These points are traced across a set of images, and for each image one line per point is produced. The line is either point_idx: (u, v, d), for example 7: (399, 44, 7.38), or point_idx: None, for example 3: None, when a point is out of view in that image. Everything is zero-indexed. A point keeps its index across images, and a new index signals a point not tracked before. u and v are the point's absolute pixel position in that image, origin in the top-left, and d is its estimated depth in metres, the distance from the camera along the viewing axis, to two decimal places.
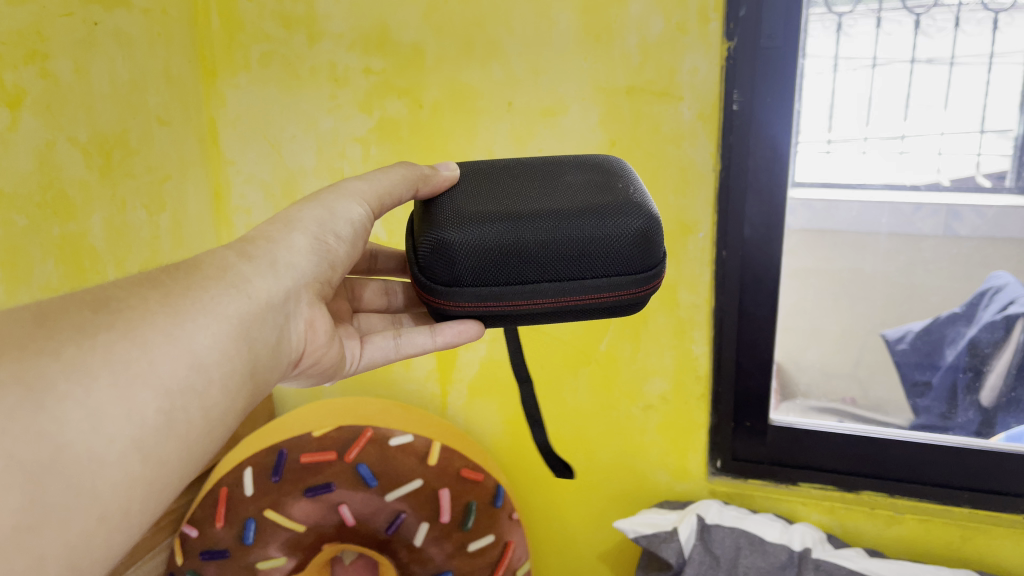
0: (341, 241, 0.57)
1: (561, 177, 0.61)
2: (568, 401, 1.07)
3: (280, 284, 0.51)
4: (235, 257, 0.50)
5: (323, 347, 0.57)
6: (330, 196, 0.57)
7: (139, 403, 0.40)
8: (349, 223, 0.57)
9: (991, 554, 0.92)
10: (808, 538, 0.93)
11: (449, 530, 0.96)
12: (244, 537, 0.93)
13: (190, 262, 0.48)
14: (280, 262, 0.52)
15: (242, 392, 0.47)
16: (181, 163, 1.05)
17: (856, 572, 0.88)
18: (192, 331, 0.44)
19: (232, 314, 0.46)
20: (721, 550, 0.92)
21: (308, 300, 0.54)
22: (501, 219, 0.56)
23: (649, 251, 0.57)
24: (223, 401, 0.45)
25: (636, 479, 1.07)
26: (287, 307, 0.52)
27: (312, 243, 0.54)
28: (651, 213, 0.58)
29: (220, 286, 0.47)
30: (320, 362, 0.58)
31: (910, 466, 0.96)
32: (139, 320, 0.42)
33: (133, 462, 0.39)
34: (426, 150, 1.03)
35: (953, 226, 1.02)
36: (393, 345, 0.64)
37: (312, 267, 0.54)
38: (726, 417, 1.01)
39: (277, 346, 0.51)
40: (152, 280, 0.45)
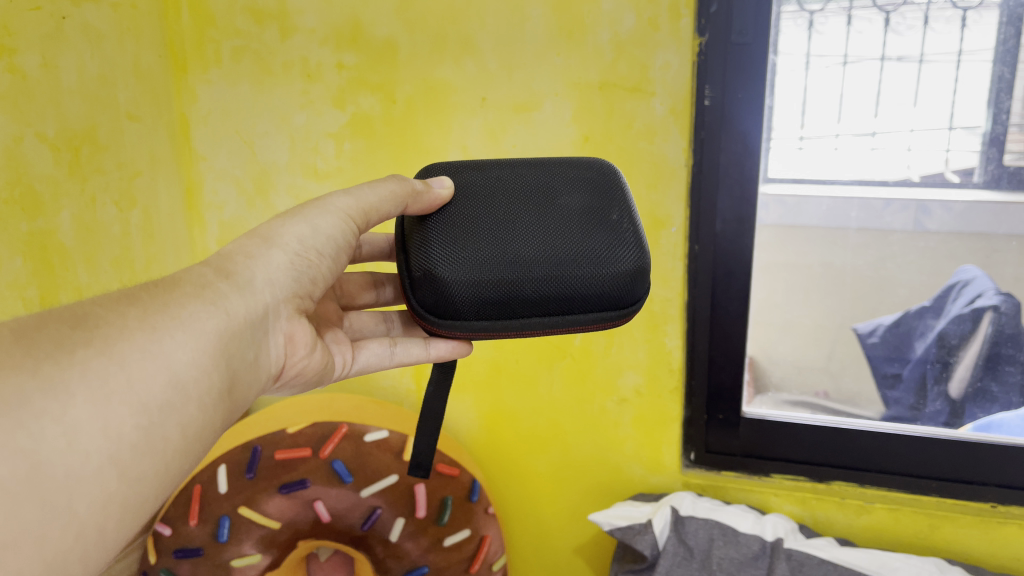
0: (322, 257, 0.56)
1: (559, 198, 0.59)
2: (543, 395, 1.07)
3: (258, 302, 0.51)
4: (213, 274, 0.49)
5: (304, 359, 0.57)
6: (313, 211, 0.56)
7: (117, 420, 0.40)
8: (330, 239, 0.56)
9: (958, 542, 0.94)
10: (780, 529, 0.95)
11: (425, 525, 0.96)
12: (219, 534, 0.91)
13: (169, 280, 0.48)
14: (256, 279, 0.51)
15: (221, 407, 0.47)
16: (152, 159, 1.04)
17: (826, 561, 0.89)
18: (172, 346, 0.43)
19: (210, 331, 0.46)
20: (695, 542, 0.93)
21: (289, 314, 0.54)
22: (498, 259, 0.55)
23: (637, 292, 0.58)
24: (201, 416, 0.45)
25: (611, 473, 1.08)
26: (266, 323, 0.52)
27: (291, 261, 0.54)
28: (643, 256, 0.58)
29: (198, 303, 0.47)
30: (303, 373, 0.58)
31: (880, 457, 0.97)
32: (116, 337, 0.42)
33: (109, 478, 0.39)
34: (400, 146, 1.03)
35: (922, 221, 1.01)
36: (389, 353, 0.64)
37: (290, 283, 0.54)
38: (699, 410, 1.02)
39: (254, 362, 0.51)
40: (131, 296, 0.45)
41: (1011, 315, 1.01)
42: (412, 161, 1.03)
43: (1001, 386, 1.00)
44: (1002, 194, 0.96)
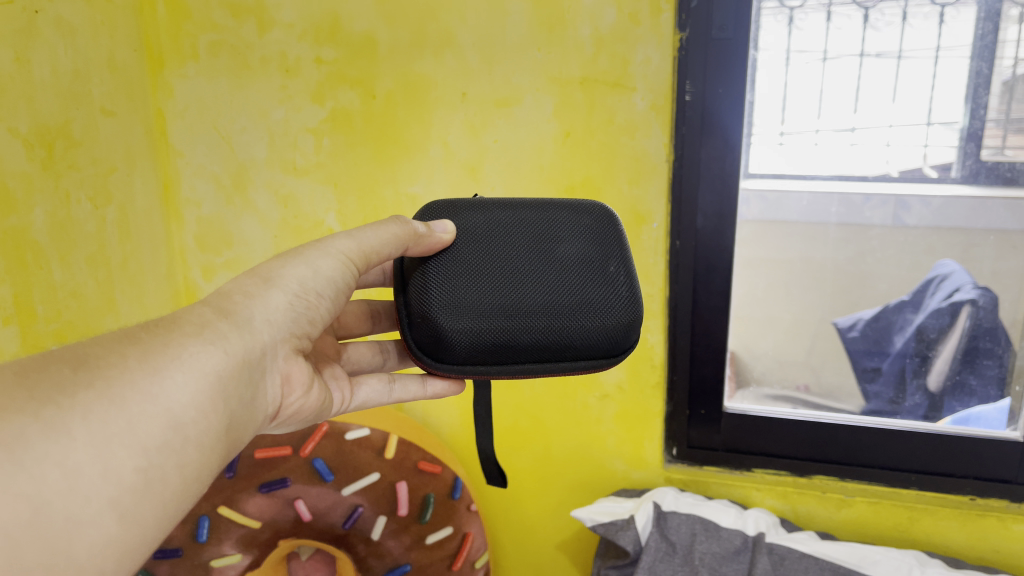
0: (322, 298, 0.54)
1: (556, 246, 0.59)
2: (525, 392, 1.07)
3: (256, 343, 0.49)
4: (213, 313, 0.48)
5: (300, 400, 0.55)
6: (313, 252, 0.54)
7: (116, 463, 0.39)
8: (330, 281, 0.54)
9: (937, 534, 0.95)
10: (762, 523, 0.95)
11: (407, 522, 0.95)
12: (198, 534, 0.90)
13: (168, 318, 0.47)
14: (256, 319, 0.50)
15: (218, 446, 0.46)
16: (128, 154, 1.02)
17: (807, 555, 0.90)
18: (171, 387, 0.43)
19: (209, 371, 0.45)
20: (676, 537, 0.93)
21: (285, 354, 0.53)
22: (496, 311, 0.55)
23: (630, 345, 0.59)
24: (199, 457, 0.44)
25: (593, 468, 1.08)
26: (264, 362, 0.50)
27: (291, 302, 0.52)
28: (638, 311, 0.58)
29: (197, 342, 0.45)
30: (299, 412, 0.56)
31: (859, 451, 0.98)
32: (117, 378, 0.41)
33: (109, 521, 0.39)
34: (380, 141, 1.02)
35: (901, 217, 1.02)
36: (387, 389, 0.65)
37: (288, 324, 0.52)
38: (681, 405, 1.02)
39: (252, 403, 0.50)
40: (132, 335, 0.44)
41: (989, 310, 1.00)
42: (393, 157, 1.02)
43: (979, 378, 1.01)
44: (979, 188, 0.96)
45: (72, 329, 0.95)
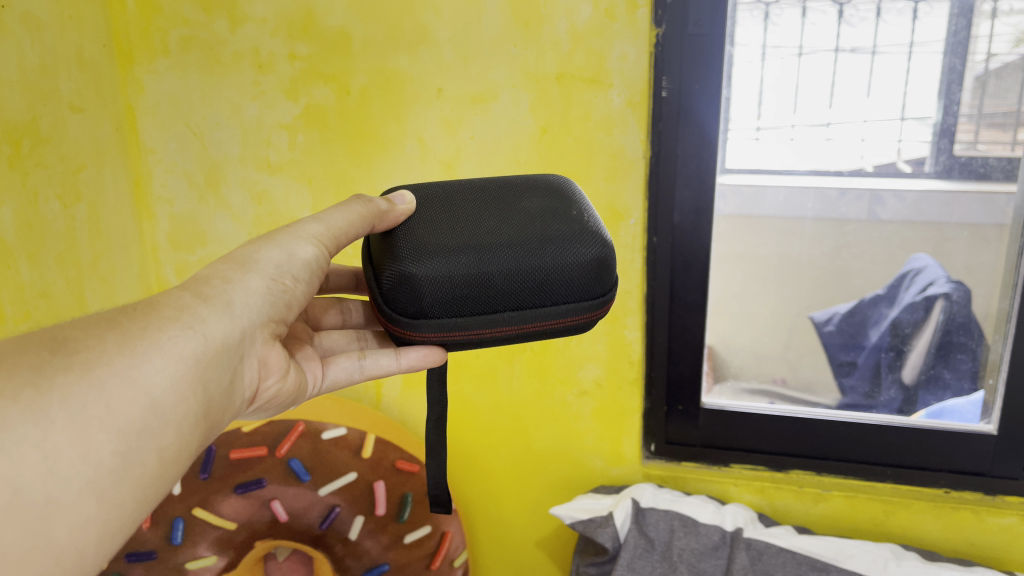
0: (298, 282, 0.54)
1: (517, 201, 0.60)
2: (503, 389, 1.07)
3: (236, 326, 0.48)
4: (191, 298, 0.47)
5: (276, 385, 0.54)
6: (286, 237, 0.54)
7: (95, 445, 0.39)
8: (305, 264, 0.54)
9: (912, 527, 0.95)
10: (740, 518, 0.95)
11: (385, 522, 0.95)
12: (172, 536, 0.88)
13: (146, 303, 0.46)
14: (235, 301, 0.49)
15: (197, 431, 0.45)
16: (97, 152, 1.00)
17: (784, 549, 0.90)
18: (149, 369, 0.42)
19: (186, 355, 0.44)
20: (655, 533, 0.93)
21: (264, 339, 0.52)
22: (466, 254, 0.55)
23: (605, 281, 0.57)
24: (178, 441, 0.43)
25: (572, 465, 1.07)
26: (243, 347, 0.49)
27: (268, 286, 0.51)
28: (606, 243, 0.57)
29: (176, 327, 0.44)
30: (277, 397, 0.55)
31: (835, 444, 0.98)
32: (96, 361, 0.40)
33: (88, 505, 0.38)
34: (355, 138, 1.01)
35: (876, 211, 1.01)
36: (358, 367, 0.62)
37: (267, 308, 0.51)
38: (659, 401, 1.02)
39: (230, 387, 0.49)
40: (110, 319, 0.43)
41: (962, 302, 1.01)
42: (369, 153, 1.01)
43: (952, 371, 1.02)
44: (953, 183, 0.97)
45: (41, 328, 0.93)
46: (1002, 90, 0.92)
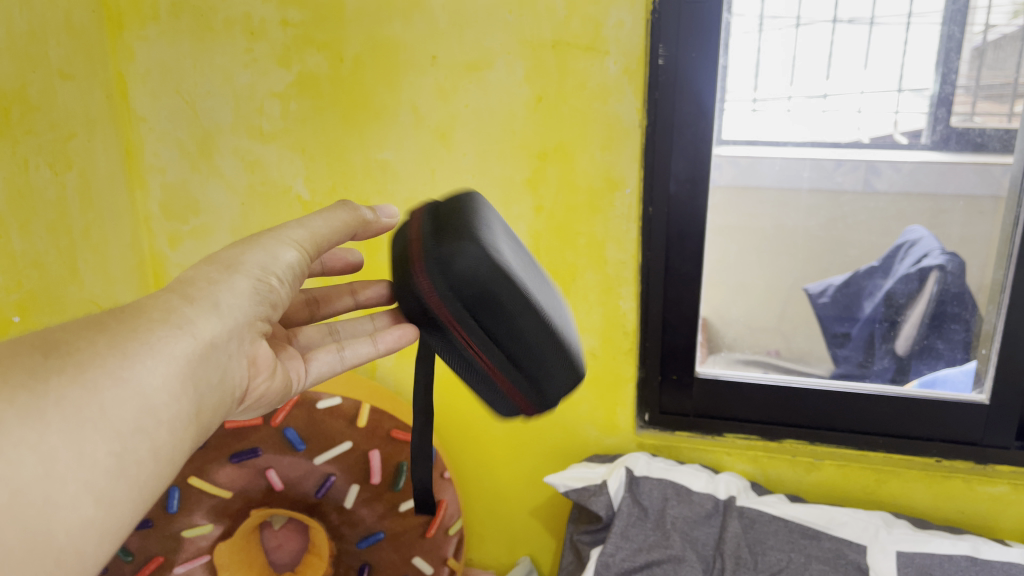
0: (284, 283, 0.54)
1: (537, 283, 0.65)
2: None
3: (224, 326, 0.49)
4: (178, 299, 0.48)
5: (266, 382, 0.55)
6: (271, 240, 0.54)
7: (90, 447, 0.40)
8: (290, 267, 0.54)
9: (902, 495, 0.96)
10: (733, 487, 0.96)
11: (380, 491, 0.95)
12: (169, 505, 0.89)
13: (133, 305, 0.46)
14: (223, 303, 0.49)
15: (188, 429, 0.46)
16: (88, 120, 0.99)
17: (777, 517, 0.91)
18: (144, 372, 0.43)
19: (180, 356, 0.45)
20: (648, 501, 0.94)
21: (251, 338, 0.52)
22: (511, 274, 0.58)
23: (545, 396, 0.62)
24: (172, 440, 0.45)
25: (566, 434, 1.08)
26: (231, 346, 0.50)
27: (255, 285, 0.51)
28: (572, 378, 0.64)
29: (165, 327, 0.45)
30: (265, 396, 0.55)
31: (828, 414, 0.98)
32: (89, 363, 0.41)
33: (86, 505, 0.40)
34: (349, 106, 1.00)
35: (872, 181, 1.14)
36: (339, 358, 0.63)
37: (255, 307, 0.51)
38: (653, 370, 1.02)
39: (220, 386, 0.49)
40: (98, 322, 0.44)
41: (957, 274, 1.02)
42: (363, 122, 1.01)
43: (943, 342, 1.01)
44: (945, 155, 1.00)
45: (32, 300, 0.93)
46: (1000, 60, 0.91)
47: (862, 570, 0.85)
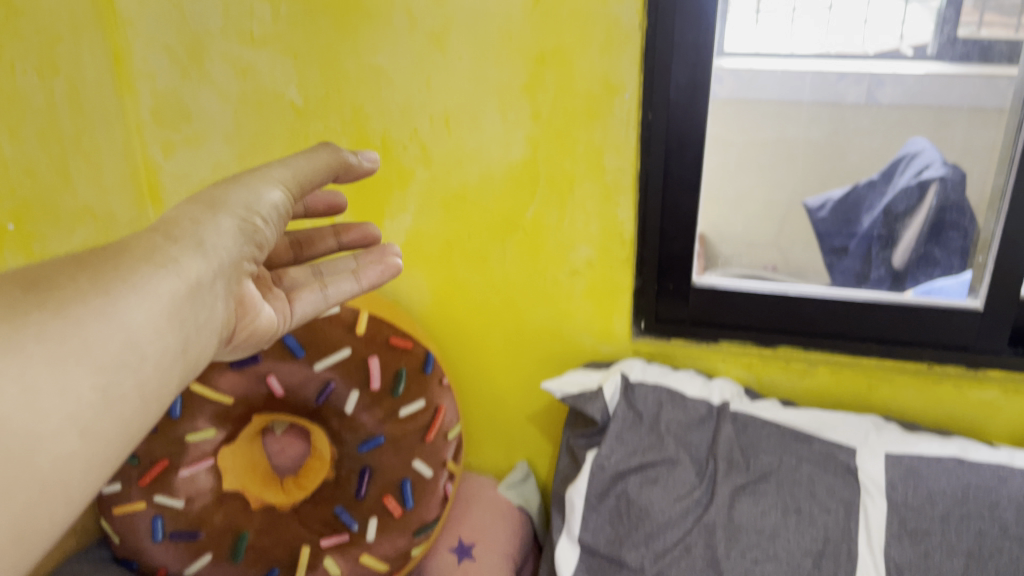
0: (267, 224, 0.56)
1: None
2: (495, 269, 1.07)
3: (210, 266, 0.51)
4: (163, 240, 0.50)
5: (252, 318, 0.58)
6: (254, 180, 0.57)
7: (75, 383, 0.40)
8: (273, 207, 0.57)
9: (892, 400, 0.99)
10: (727, 392, 0.98)
11: (380, 397, 0.96)
12: (172, 410, 0.91)
13: (119, 245, 0.48)
14: (212, 242, 0.52)
15: (177, 366, 0.48)
16: (73, 24, 0.97)
17: (770, 422, 0.93)
18: (128, 308, 0.44)
19: (166, 293, 0.47)
20: (643, 407, 0.95)
21: (237, 277, 0.55)
22: None
23: None
24: (158, 375, 0.46)
25: (563, 343, 1.09)
26: (218, 285, 0.52)
27: (240, 225, 0.54)
28: None
29: (151, 267, 0.47)
30: (252, 334, 0.59)
31: (822, 322, 0.98)
32: (72, 299, 0.42)
33: (71, 437, 0.40)
34: (341, 9, 0.97)
35: (876, 94, 1.23)
36: (322, 297, 0.66)
37: (239, 246, 0.54)
38: (650, 280, 1.02)
39: (208, 323, 0.52)
40: (82, 260, 0.45)
41: (957, 186, 1.01)
42: (356, 25, 0.98)
43: (942, 255, 1.00)
44: (946, 65, 1.07)
45: (26, 207, 0.92)
46: None
47: (850, 473, 0.87)
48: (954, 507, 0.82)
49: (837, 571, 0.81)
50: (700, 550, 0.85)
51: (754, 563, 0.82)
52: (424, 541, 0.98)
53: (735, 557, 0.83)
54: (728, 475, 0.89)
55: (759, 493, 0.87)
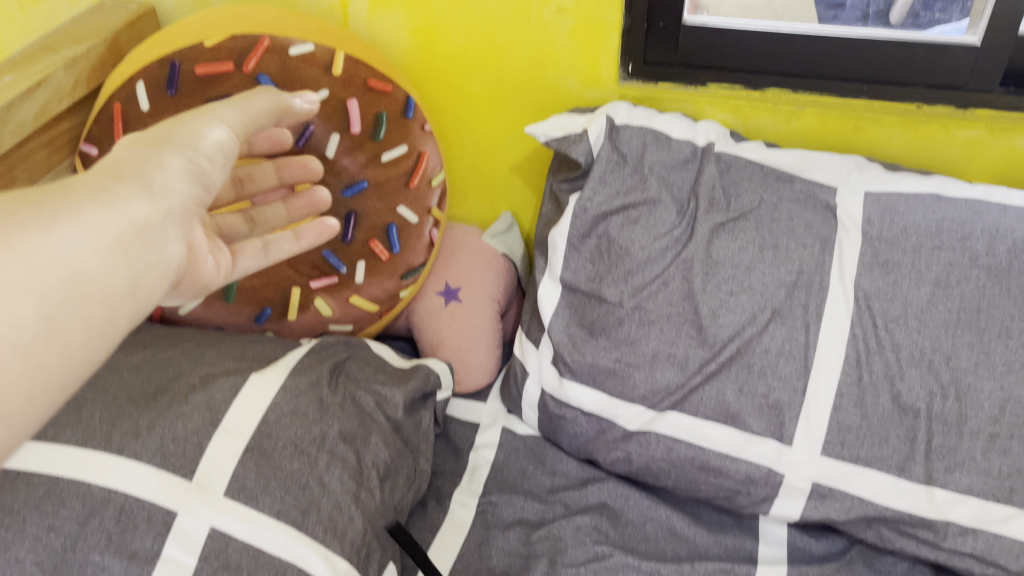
0: (214, 164, 0.59)
1: None
2: (476, 9, 1.02)
3: (159, 206, 0.54)
4: (110, 178, 0.52)
5: (198, 262, 0.60)
6: (199, 122, 0.60)
7: (15, 311, 0.43)
8: (219, 146, 0.60)
9: (877, 142, 0.99)
10: (713, 133, 0.96)
11: (361, 141, 0.95)
12: None
13: (65, 183, 0.50)
14: (160, 183, 0.54)
15: (125, 304, 0.51)
16: None
17: (754, 163, 0.93)
18: (69, 242, 0.47)
19: (109, 230, 0.49)
20: (628, 149, 0.94)
21: (189, 220, 0.58)
22: None
23: None
24: (105, 311, 0.49)
25: (547, 88, 1.06)
26: (169, 227, 0.55)
27: (188, 164, 0.57)
28: None
29: (96, 205, 0.50)
30: (198, 277, 0.61)
31: (814, 62, 0.95)
32: (14, 233, 0.45)
33: (11, 362, 0.43)
34: None
35: None
36: (263, 255, 0.72)
37: (192, 184, 0.57)
38: (639, 18, 0.97)
39: (159, 263, 0.54)
40: (26, 197, 0.47)
41: None
42: None
43: (941, 4, 0.91)
44: None
45: None
46: None
47: (828, 210, 0.88)
48: (928, 240, 0.84)
49: (808, 301, 0.85)
50: (678, 283, 0.89)
51: (730, 295, 0.87)
52: (412, 283, 1.03)
53: (711, 290, 0.88)
54: (709, 213, 0.90)
55: (738, 230, 0.88)
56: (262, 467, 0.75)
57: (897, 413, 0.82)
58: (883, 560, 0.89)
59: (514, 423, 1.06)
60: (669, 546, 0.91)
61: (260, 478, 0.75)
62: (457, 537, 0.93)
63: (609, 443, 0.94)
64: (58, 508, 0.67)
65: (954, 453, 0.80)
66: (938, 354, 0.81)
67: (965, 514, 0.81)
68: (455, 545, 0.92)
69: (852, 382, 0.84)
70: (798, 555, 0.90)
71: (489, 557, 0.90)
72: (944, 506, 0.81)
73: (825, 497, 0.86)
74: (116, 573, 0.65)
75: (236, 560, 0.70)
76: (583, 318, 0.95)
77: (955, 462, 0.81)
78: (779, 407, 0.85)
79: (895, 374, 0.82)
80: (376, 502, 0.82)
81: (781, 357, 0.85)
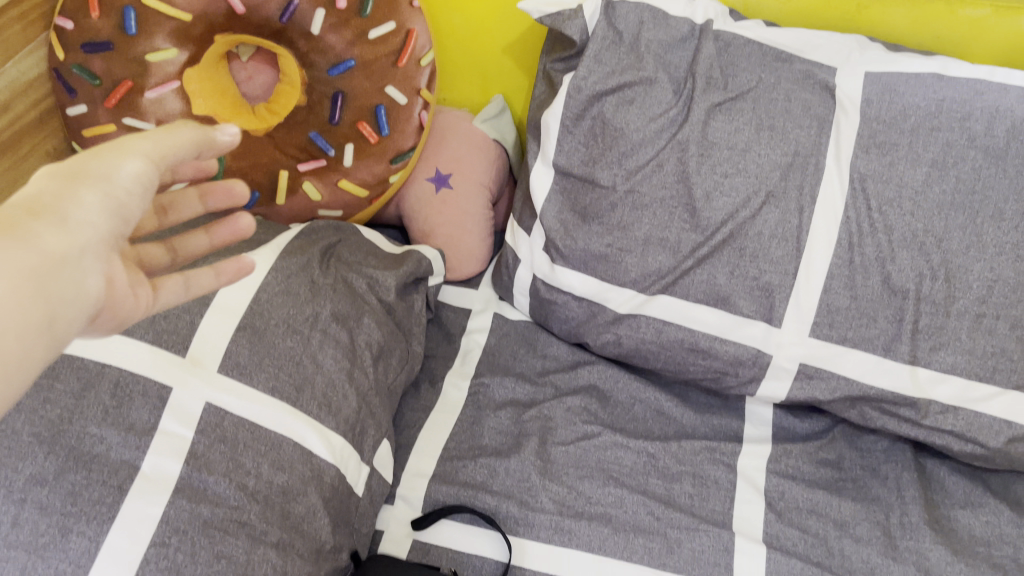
0: (135, 195, 0.47)
1: None
2: None
3: (71, 239, 0.43)
4: (19, 207, 0.42)
5: (122, 300, 0.49)
6: (113, 148, 0.47)
7: None
8: (138, 179, 0.48)
9: (880, 23, 0.96)
10: (712, 11, 0.92)
11: (347, 17, 0.91)
12: (127, 27, 0.87)
13: None
14: (71, 218, 0.44)
15: (39, 340, 0.41)
16: None
17: (752, 42, 0.90)
18: None
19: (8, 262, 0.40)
20: (624, 26, 0.90)
21: (102, 257, 0.46)
22: None
23: None
24: (17, 347, 0.40)
25: None
26: (83, 262, 0.44)
27: (104, 197, 0.45)
28: None
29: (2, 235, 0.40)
30: (116, 318, 0.49)
31: None
32: None
33: None
34: None
35: None
36: (183, 288, 0.55)
37: (109, 217, 0.46)
38: None
39: (67, 302, 0.43)
40: None
41: None
42: None
43: None
44: None
45: None
46: None
47: (827, 91, 0.86)
48: (926, 120, 0.83)
49: (802, 183, 0.85)
50: (672, 166, 0.88)
51: (724, 178, 0.86)
52: (402, 168, 1.01)
53: (705, 172, 0.87)
54: (706, 93, 0.88)
55: (735, 111, 0.87)
56: (255, 344, 0.76)
57: (886, 294, 0.83)
58: (864, 438, 0.93)
59: (506, 308, 1.07)
60: (656, 427, 0.95)
61: (254, 355, 0.75)
62: (449, 417, 0.95)
63: (599, 326, 0.95)
64: (53, 382, 0.67)
65: (940, 333, 0.82)
66: (930, 237, 0.81)
67: (946, 393, 0.83)
68: (447, 425, 0.94)
69: (843, 266, 0.84)
70: (781, 433, 0.93)
71: (481, 437, 0.92)
72: (928, 385, 0.83)
73: (810, 378, 0.87)
74: (114, 443, 0.66)
75: (233, 433, 0.71)
76: (575, 203, 0.94)
77: (940, 341, 0.82)
78: (769, 290, 0.86)
79: (886, 256, 0.82)
80: (370, 380, 0.84)
81: (773, 240, 0.85)
